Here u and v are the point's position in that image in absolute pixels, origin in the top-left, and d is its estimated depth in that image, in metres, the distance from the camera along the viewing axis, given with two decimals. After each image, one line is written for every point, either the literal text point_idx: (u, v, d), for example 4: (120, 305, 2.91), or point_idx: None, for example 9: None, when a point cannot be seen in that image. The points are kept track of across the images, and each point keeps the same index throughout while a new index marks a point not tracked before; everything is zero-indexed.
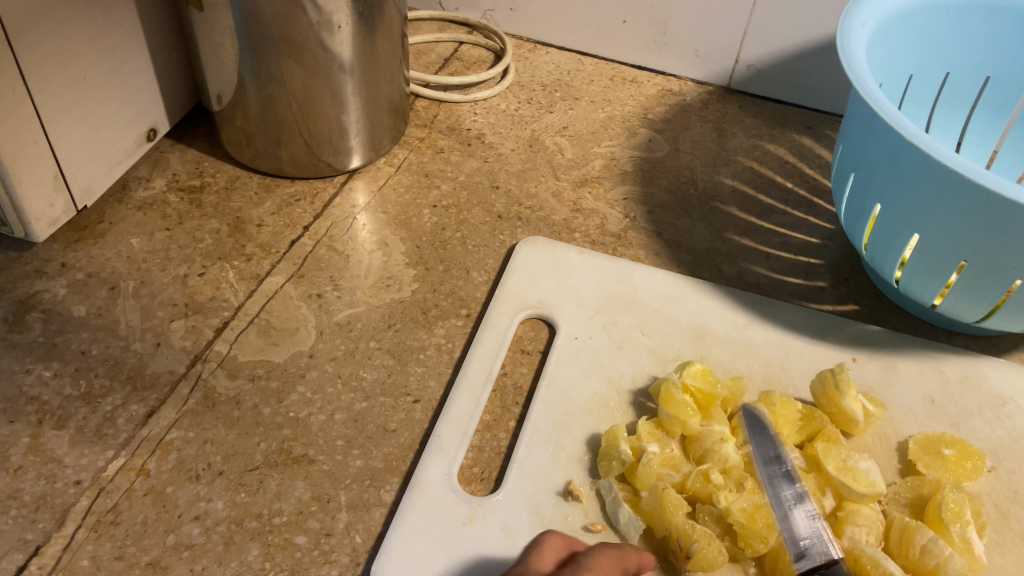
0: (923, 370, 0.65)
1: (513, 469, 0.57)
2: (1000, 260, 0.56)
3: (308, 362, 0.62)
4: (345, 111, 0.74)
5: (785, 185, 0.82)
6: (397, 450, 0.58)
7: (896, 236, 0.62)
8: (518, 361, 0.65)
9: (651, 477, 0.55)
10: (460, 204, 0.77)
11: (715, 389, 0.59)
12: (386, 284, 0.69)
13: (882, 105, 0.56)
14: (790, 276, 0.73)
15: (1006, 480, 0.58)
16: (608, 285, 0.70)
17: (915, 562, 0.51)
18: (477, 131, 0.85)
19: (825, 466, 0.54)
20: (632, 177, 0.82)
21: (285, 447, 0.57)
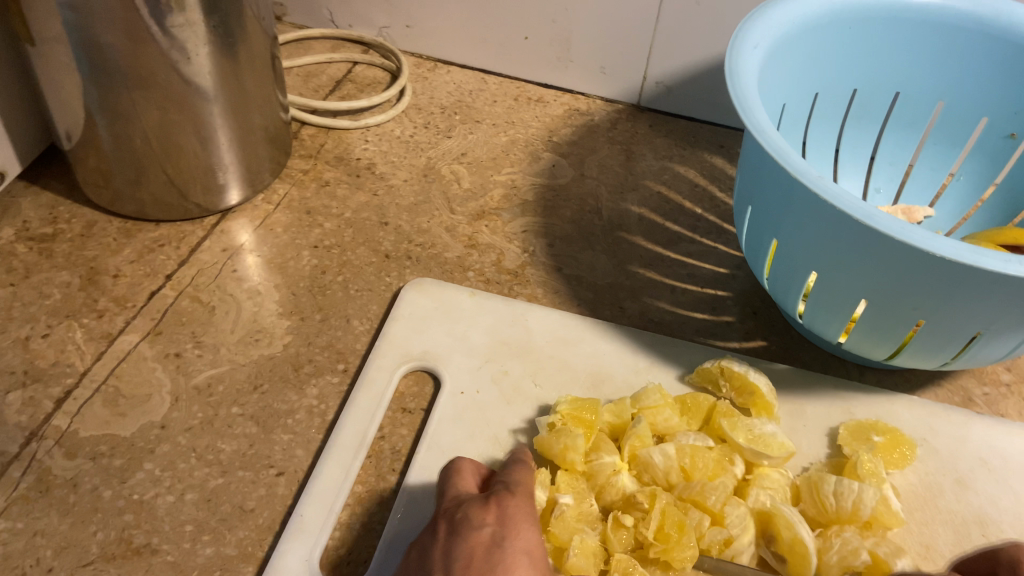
0: (831, 412, 0.60)
1: (383, 549, 0.51)
2: (900, 300, 0.52)
3: (160, 435, 0.56)
4: (212, 146, 0.68)
5: (694, 211, 0.78)
6: (254, 533, 0.52)
7: (796, 272, 0.58)
8: (398, 422, 0.59)
9: (566, 531, 0.51)
10: (344, 244, 0.71)
11: (599, 414, 0.57)
12: (256, 338, 0.63)
13: (769, 138, 0.52)
14: (696, 311, 0.69)
15: (916, 533, 0.54)
16: (499, 329, 0.65)
17: (833, 513, 0.52)
18: (368, 160, 0.79)
19: (735, 439, 0.54)
20: (533, 208, 0.77)
21: (124, 537, 0.51)
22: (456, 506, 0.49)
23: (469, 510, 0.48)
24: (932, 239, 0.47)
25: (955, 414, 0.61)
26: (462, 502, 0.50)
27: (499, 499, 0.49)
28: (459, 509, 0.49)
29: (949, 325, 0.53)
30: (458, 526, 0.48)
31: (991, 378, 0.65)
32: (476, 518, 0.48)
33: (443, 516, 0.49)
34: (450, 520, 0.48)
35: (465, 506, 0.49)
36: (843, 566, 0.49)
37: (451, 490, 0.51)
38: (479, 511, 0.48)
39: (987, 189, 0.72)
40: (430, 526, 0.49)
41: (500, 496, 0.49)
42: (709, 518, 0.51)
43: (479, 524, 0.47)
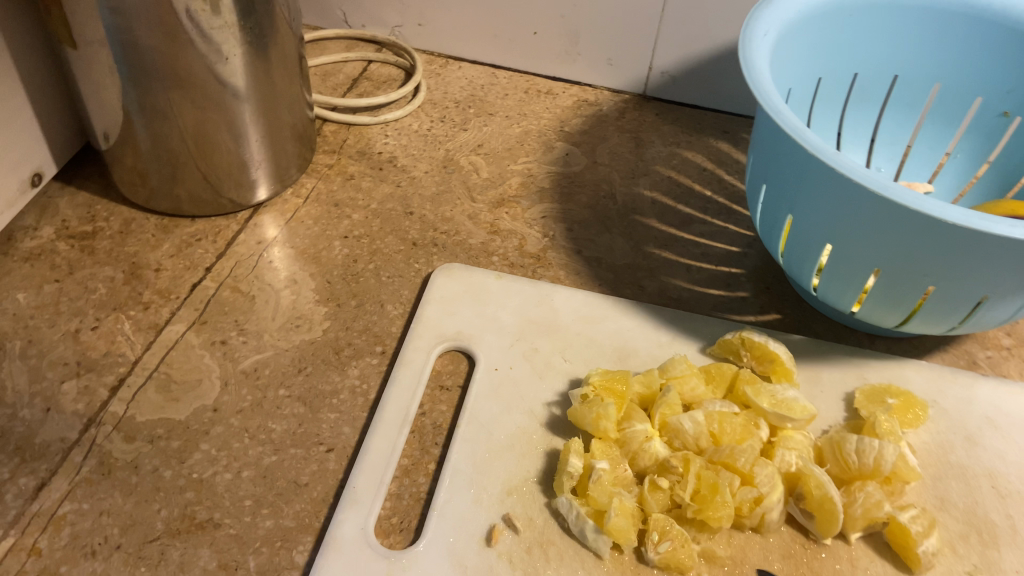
0: (846, 378, 0.64)
1: (433, 517, 0.54)
2: (911, 267, 0.56)
3: (213, 417, 0.59)
4: (244, 144, 0.71)
5: (704, 194, 0.81)
6: (310, 505, 0.55)
7: (810, 245, 0.61)
8: (437, 399, 0.62)
9: (604, 494, 0.54)
10: (372, 233, 0.74)
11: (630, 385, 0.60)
12: (296, 324, 0.65)
13: (786, 119, 0.55)
14: (712, 287, 0.72)
15: (931, 487, 0.57)
16: (527, 309, 0.68)
17: (856, 470, 0.55)
18: (388, 154, 0.82)
19: (759, 404, 0.58)
20: (550, 194, 0.80)
21: (188, 513, 0.53)
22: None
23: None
24: (942, 208, 0.50)
25: (962, 377, 0.64)
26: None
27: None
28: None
29: (957, 290, 0.56)
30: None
31: (993, 342, 0.68)
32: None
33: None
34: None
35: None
36: (867, 518, 0.53)
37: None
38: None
39: (982, 166, 0.75)
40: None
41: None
42: (740, 479, 0.54)
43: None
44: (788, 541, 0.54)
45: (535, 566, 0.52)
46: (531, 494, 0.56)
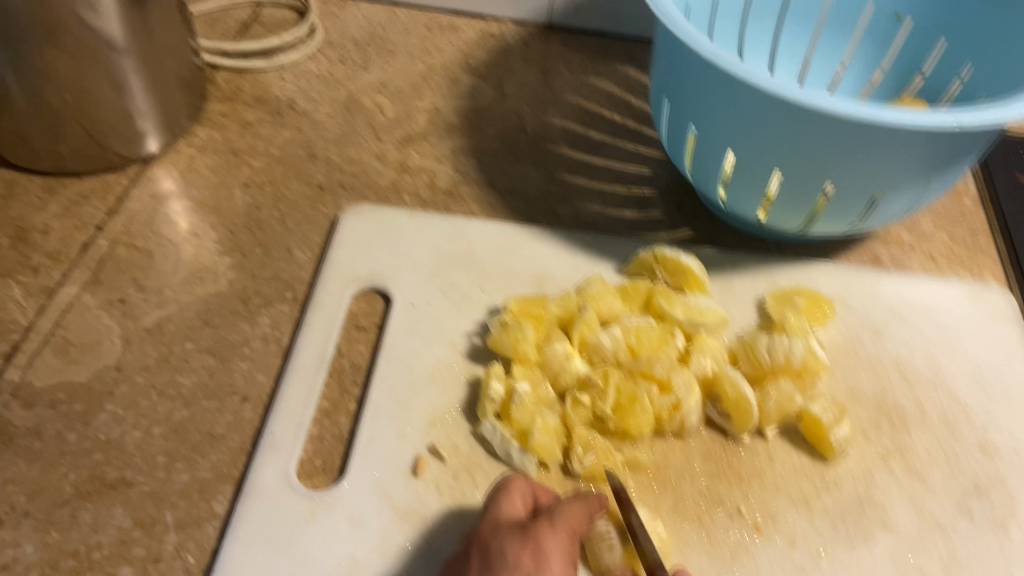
0: (757, 284, 0.65)
1: (356, 454, 0.53)
2: (811, 167, 0.57)
3: (117, 377, 0.56)
4: (127, 93, 0.66)
5: (613, 119, 0.81)
6: (227, 456, 0.53)
7: (714, 155, 0.62)
8: (354, 340, 0.61)
9: (527, 416, 0.54)
10: (275, 180, 0.72)
11: (547, 308, 0.60)
12: (199, 277, 0.63)
13: (682, 28, 0.55)
14: (625, 209, 0.72)
15: (842, 380, 0.59)
16: (441, 244, 0.67)
17: (768, 368, 0.56)
18: (287, 98, 0.79)
19: (674, 314, 0.59)
20: (458, 129, 0.79)
21: (98, 474, 0.51)
22: (491, 534, 0.44)
23: (504, 545, 0.43)
24: (836, 102, 0.51)
25: (868, 274, 0.66)
26: (498, 531, 0.44)
27: (537, 535, 0.43)
28: (494, 540, 0.44)
29: (854, 186, 0.58)
30: (492, 563, 0.42)
31: (896, 240, 0.70)
32: (511, 556, 0.42)
33: (478, 544, 0.44)
34: (484, 553, 0.43)
35: (500, 536, 0.44)
36: (781, 411, 0.55)
37: (494, 515, 0.45)
38: (515, 548, 0.43)
39: (875, 73, 0.76)
40: (465, 554, 0.44)
41: (537, 530, 0.43)
42: (658, 387, 0.55)
43: (515, 566, 0.42)
44: (708, 442, 0.56)
45: (463, 491, 0.52)
46: (455, 423, 0.56)
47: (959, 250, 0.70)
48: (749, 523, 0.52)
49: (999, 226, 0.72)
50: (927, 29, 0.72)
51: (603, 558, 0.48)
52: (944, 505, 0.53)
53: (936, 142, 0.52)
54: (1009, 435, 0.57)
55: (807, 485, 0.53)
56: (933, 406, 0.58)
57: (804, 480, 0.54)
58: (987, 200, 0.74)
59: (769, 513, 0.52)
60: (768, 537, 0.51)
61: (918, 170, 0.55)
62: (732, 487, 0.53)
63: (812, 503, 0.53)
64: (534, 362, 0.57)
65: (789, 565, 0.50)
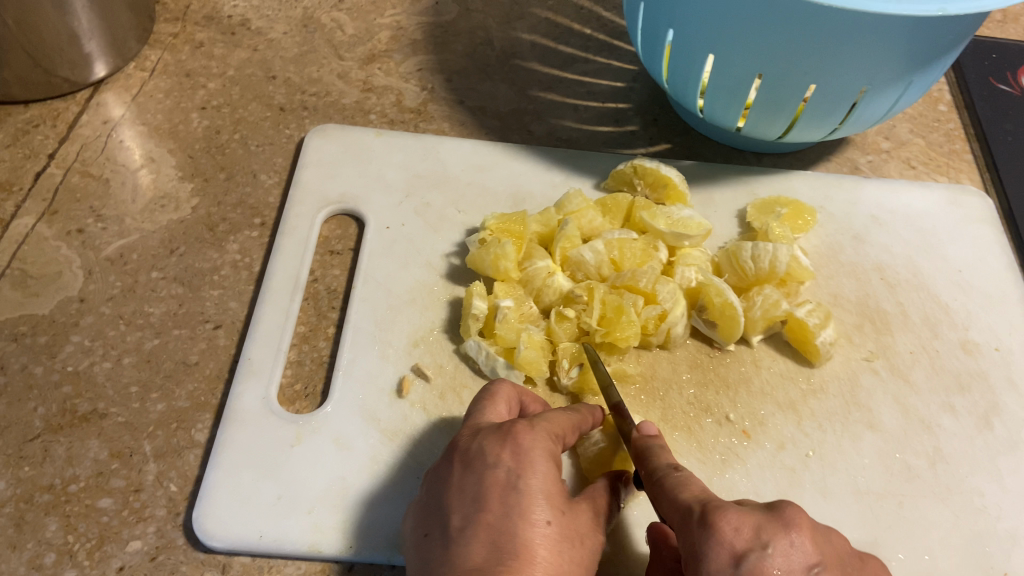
0: (738, 196, 0.64)
1: (338, 377, 0.52)
2: (793, 67, 0.55)
3: (80, 308, 0.54)
4: (71, 13, 0.61)
5: (584, 32, 0.78)
6: (204, 384, 0.51)
7: (693, 62, 0.60)
8: (328, 264, 0.59)
9: (511, 332, 0.53)
10: (233, 102, 0.68)
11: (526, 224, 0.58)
12: (161, 204, 0.60)
13: None
14: (600, 125, 0.70)
15: (825, 286, 0.59)
16: (413, 164, 0.64)
17: (753, 276, 0.56)
18: (240, 17, 0.75)
19: (657, 226, 0.57)
20: (423, 46, 0.75)
21: (68, 407, 0.49)
22: (472, 438, 0.40)
23: (484, 444, 0.39)
24: None
25: (847, 182, 0.65)
26: (478, 434, 0.40)
27: (516, 431, 0.39)
28: (474, 442, 0.40)
29: (836, 86, 0.56)
30: (472, 464, 0.38)
31: (873, 148, 0.70)
32: (491, 454, 0.38)
33: (457, 449, 0.40)
34: (463, 456, 0.39)
35: (480, 437, 0.40)
36: (767, 318, 0.54)
37: (476, 421, 0.42)
38: (495, 445, 0.39)
39: None
40: (444, 462, 0.40)
41: (519, 427, 0.39)
42: (643, 299, 0.54)
43: (496, 463, 0.38)
44: (694, 352, 0.55)
45: (450, 410, 0.51)
46: (438, 343, 0.55)
47: (936, 155, 0.70)
48: (738, 429, 0.52)
49: (974, 130, 0.72)
50: None
51: (599, 464, 0.48)
52: (928, 402, 0.54)
53: (919, 32, 0.51)
54: (989, 332, 0.57)
55: (793, 389, 0.53)
56: (914, 308, 0.58)
57: (789, 385, 0.54)
58: (961, 105, 0.74)
59: (757, 418, 0.52)
60: (757, 441, 0.51)
61: (900, 66, 0.55)
62: (720, 394, 0.53)
63: (798, 407, 0.53)
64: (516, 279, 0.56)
65: (779, 467, 0.50)
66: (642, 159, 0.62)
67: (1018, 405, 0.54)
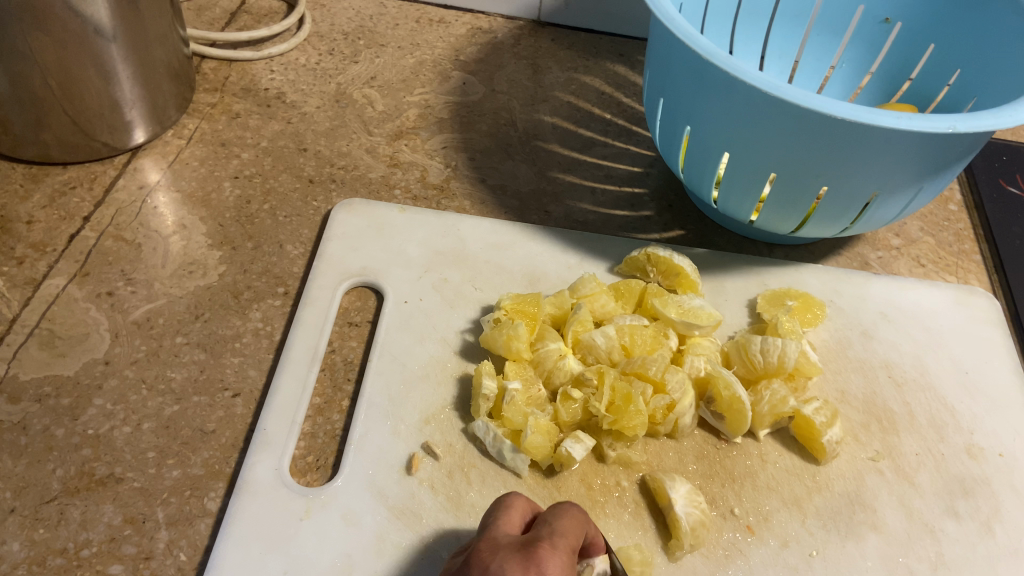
0: (748, 285, 0.65)
1: (350, 451, 0.53)
2: (806, 169, 0.57)
3: (105, 371, 0.55)
4: (113, 80, 0.65)
5: (604, 117, 0.81)
6: (219, 452, 0.52)
7: (709, 157, 0.62)
8: (346, 336, 0.60)
9: (517, 414, 0.54)
10: (264, 172, 0.71)
11: (541, 306, 0.60)
12: (189, 270, 0.62)
13: (680, 27, 0.55)
14: (616, 209, 0.72)
15: (832, 381, 0.60)
16: (434, 241, 0.66)
17: (761, 369, 0.57)
18: (276, 89, 0.79)
19: (668, 314, 0.58)
20: (449, 124, 0.78)
21: (87, 469, 0.51)
22: (489, 553, 0.40)
23: (501, 565, 0.38)
24: (832, 104, 0.51)
25: (857, 276, 0.67)
26: (496, 553, 0.39)
27: (538, 553, 0.39)
28: (493, 558, 0.39)
29: (848, 187, 0.58)
30: None
31: (883, 244, 0.71)
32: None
33: (474, 566, 0.39)
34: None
35: (499, 555, 0.39)
36: (774, 414, 0.55)
37: (489, 535, 0.42)
38: (516, 568, 0.38)
39: (865, 77, 0.77)
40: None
41: (541, 550, 0.39)
42: (652, 387, 0.55)
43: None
44: (701, 443, 0.56)
45: (458, 489, 0.52)
46: (449, 421, 0.56)
47: (945, 254, 0.71)
48: (742, 524, 0.52)
49: (983, 231, 0.74)
50: (916, 35, 0.72)
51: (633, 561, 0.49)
52: (932, 506, 0.54)
53: (929, 144, 0.53)
54: (994, 437, 0.58)
55: (798, 485, 0.54)
56: (920, 409, 0.59)
57: (795, 481, 0.54)
58: (971, 206, 0.76)
59: (761, 514, 0.53)
60: (761, 537, 0.52)
61: (908, 174, 0.56)
62: (725, 487, 0.54)
63: (803, 504, 0.53)
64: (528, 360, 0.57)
65: (782, 566, 0.51)
66: (657, 246, 0.63)
67: (1020, 513, 0.54)
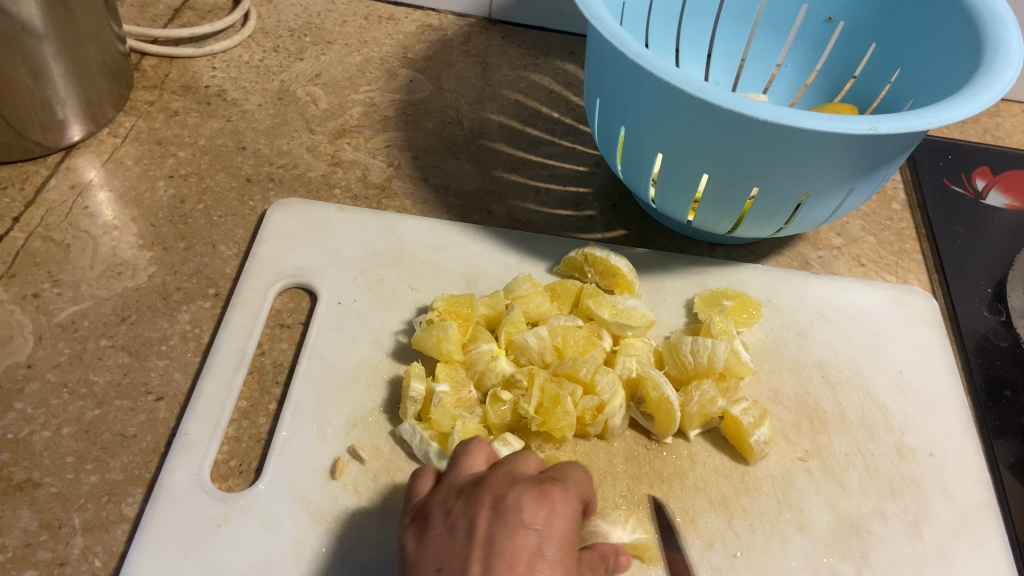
0: (687, 285, 0.65)
1: (273, 455, 0.52)
2: (736, 170, 0.57)
3: (26, 374, 0.54)
4: (46, 80, 0.64)
5: (551, 115, 0.81)
6: (139, 457, 0.52)
7: (644, 157, 0.62)
8: (276, 338, 0.60)
9: (445, 416, 0.53)
10: (201, 171, 0.70)
11: (474, 307, 0.59)
12: (118, 272, 0.61)
13: (606, 26, 0.54)
14: (559, 208, 0.72)
15: (765, 381, 0.60)
16: (371, 241, 0.66)
17: (692, 370, 0.56)
18: (217, 87, 0.78)
19: (601, 314, 0.58)
20: (394, 123, 0.78)
21: (3, 475, 0.50)
22: (509, 484, 0.41)
23: (520, 497, 0.40)
24: (755, 105, 0.51)
25: (796, 276, 0.67)
26: (513, 484, 0.41)
27: (551, 492, 0.41)
28: (511, 489, 0.41)
29: (778, 188, 0.58)
30: (505, 513, 0.39)
31: (825, 243, 0.71)
32: (527, 511, 0.39)
33: (489, 495, 0.40)
34: (495, 504, 0.40)
35: (518, 486, 0.41)
36: (703, 414, 0.54)
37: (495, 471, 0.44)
38: (531, 501, 0.40)
39: (810, 75, 0.77)
40: (472, 501, 0.40)
41: (556, 488, 0.41)
42: (582, 388, 0.54)
43: (530, 522, 0.39)
44: (631, 444, 0.56)
45: (382, 493, 0.52)
46: (377, 424, 0.55)
47: (886, 253, 0.71)
48: (668, 524, 0.52)
49: (925, 230, 0.74)
50: (859, 34, 0.72)
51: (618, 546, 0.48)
52: (860, 506, 0.54)
53: (854, 145, 0.53)
54: (925, 436, 0.58)
55: (726, 486, 0.54)
56: (853, 409, 0.59)
57: (723, 482, 0.54)
58: (915, 205, 0.76)
59: (688, 514, 0.53)
60: (686, 539, 0.51)
61: (837, 175, 0.56)
62: (653, 488, 0.54)
63: (730, 504, 0.53)
64: (458, 362, 0.56)
65: (706, 567, 0.50)
66: (594, 247, 0.63)
67: (948, 512, 0.55)
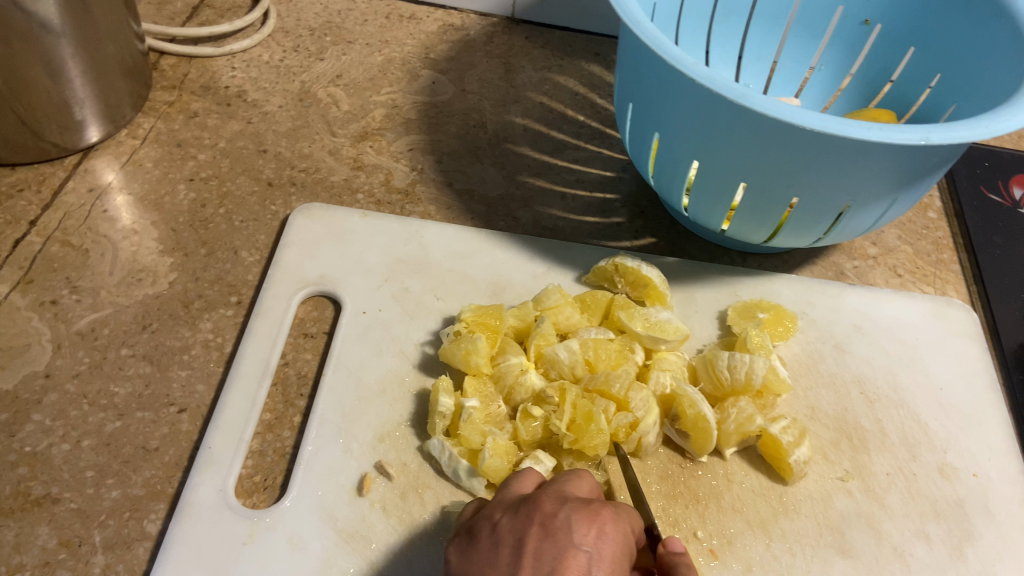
0: (719, 296, 0.63)
1: (298, 471, 0.51)
2: (776, 179, 0.55)
3: (45, 385, 0.53)
4: (64, 80, 0.62)
5: (577, 119, 0.79)
6: (161, 471, 0.50)
7: (679, 164, 0.60)
8: (300, 348, 0.58)
9: (474, 433, 0.51)
10: (221, 175, 0.68)
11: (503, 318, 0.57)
12: (138, 278, 0.60)
13: (646, 30, 0.52)
14: (587, 215, 0.70)
15: (802, 398, 0.58)
16: (395, 248, 0.64)
17: (729, 386, 0.55)
18: (237, 87, 0.76)
19: (634, 327, 0.56)
20: (416, 125, 0.76)
21: (21, 489, 0.48)
22: (559, 501, 0.40)
23: (569, 515, 0.38)
24: (802, 114, 0.48)
25: (831, 287, 0.65)
26: (563, 502, 0.40)
27: (603, 515, 0.39)
28: (561, 506, 0.39)
29: (819, 198, 0.56)
30: (555, 532, 0.38)
31: (860, 253, 0.70)
32: (577, 531, 0.38)
33: (537, 510, 0.39)
34: (545, 521, 0.38)
35: (567, 504, 0.39)
36: (741, 433, 0.53)
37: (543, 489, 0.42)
38: (582, 521, 0.38)
39: (845, 79, 0.75)
40: (520, 516, 0.39)
41: (606, 511, 0.40)
42: (615, 405, 0.53)
43: (580, 543, 0.37)
44: (665, 462, 0.54)
45: (410, 511, 0.50)
46: (404, 439, 0.53)
47: (922, 264, 0.70)
48: (705, 547, 0.50)
49: (962, 240, 0.72)
50: (897, 37, 0.70)
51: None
52: (902, 529, 0.52)
53: (903, 155, 0.51)
54: (968, 456, 0.56)
55: (764, 506, 0.52)
56: (893, 428, 0.57)
57: (761, 502, 0.53)
58: (951, 214, 0.74)
59: (725, 536, 0.51)
60: (724, 562, 0.50)
61: (882, 185, 0.54)
62: (689, 508, 0.52)
63: (768, 526, 0.52)
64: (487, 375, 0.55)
65: None
66: (624, 256, 0.61)
67: (993, 535, 0.53)
